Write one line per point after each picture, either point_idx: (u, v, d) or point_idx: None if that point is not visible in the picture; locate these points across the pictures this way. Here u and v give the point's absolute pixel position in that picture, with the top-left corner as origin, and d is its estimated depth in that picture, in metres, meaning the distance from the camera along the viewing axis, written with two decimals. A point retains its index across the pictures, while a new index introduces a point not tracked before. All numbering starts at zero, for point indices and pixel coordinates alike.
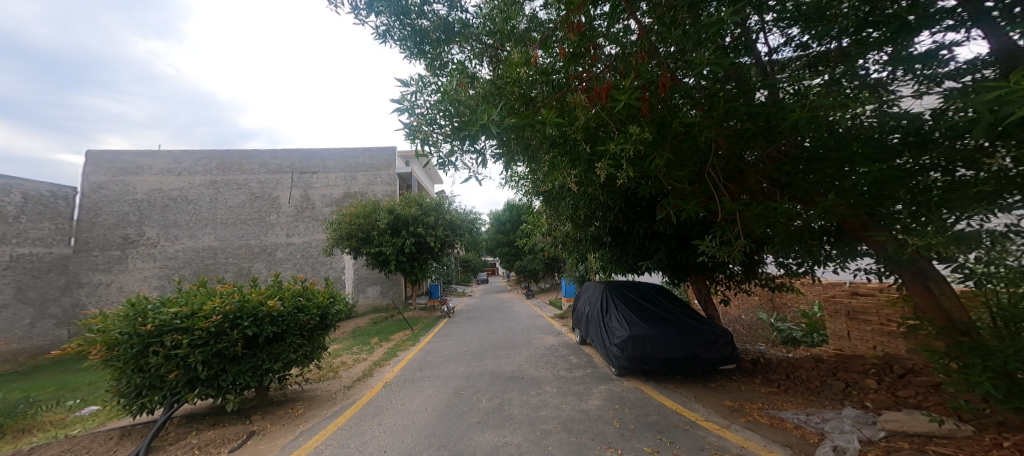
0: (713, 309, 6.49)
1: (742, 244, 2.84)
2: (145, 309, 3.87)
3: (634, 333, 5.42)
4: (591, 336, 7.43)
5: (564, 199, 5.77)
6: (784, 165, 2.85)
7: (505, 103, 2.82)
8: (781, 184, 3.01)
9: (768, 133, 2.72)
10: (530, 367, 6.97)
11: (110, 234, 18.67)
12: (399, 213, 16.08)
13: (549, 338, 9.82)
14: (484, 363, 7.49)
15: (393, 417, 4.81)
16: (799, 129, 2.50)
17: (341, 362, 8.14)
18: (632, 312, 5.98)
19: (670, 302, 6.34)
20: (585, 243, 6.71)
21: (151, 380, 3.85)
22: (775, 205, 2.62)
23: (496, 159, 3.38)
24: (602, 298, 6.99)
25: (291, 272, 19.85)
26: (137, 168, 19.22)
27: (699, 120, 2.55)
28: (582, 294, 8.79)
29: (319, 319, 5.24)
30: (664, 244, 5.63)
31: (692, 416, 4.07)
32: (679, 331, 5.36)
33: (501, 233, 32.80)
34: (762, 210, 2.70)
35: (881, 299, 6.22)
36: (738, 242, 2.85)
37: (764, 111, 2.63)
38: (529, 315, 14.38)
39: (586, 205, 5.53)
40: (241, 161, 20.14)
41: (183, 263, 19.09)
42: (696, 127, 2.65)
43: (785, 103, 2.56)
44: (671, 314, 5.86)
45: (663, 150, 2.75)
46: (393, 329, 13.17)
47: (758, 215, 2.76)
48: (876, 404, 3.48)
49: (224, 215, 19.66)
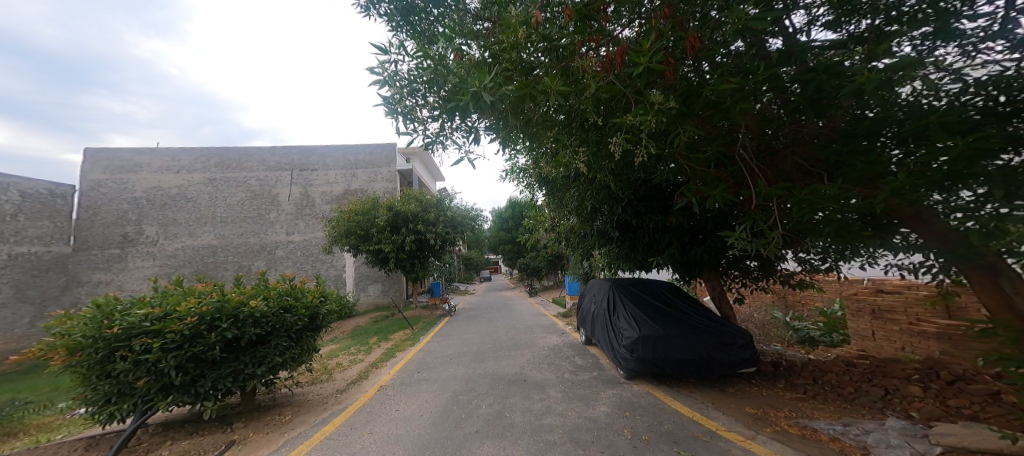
0: (727, 308, 5.95)
1: (779, 235, 2.47)
2: (113, 310, 3.54)
3: (644, 334, 5.06)
4: (597, 336, 7.06)
5: (569, 186, 5.41)
6: (829, 144, 2.46)
7: (502, 71, 2.46)
8: (823, 167, 2.62)
9: (816, 104, 2.31)
10: (533, 370, 6.62)
11: (109, 233, 18.52)
12: (398, 210, 15.76)
13: (553, 337, 9.47)
14: (485, 365, 7.15)
15: (386, 424, 4.48)
16: (860, 97, 2.10)
17: (336, 363, 7.82)
18: (641, 311, 5.61)
19: (681, 301, 5.91)
20: (590, 239, 6.32)
21: (120, 387, 3.54)
22: (824, 188, 2.24)
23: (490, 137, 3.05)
24: (608, 297, 6.63)
25: (291, 270, 19.64)
26: (135, 167, 19.02)
27: (734, 87, 2.16)
28: (587, 292, 8.41)
29: (308, 320, 4.92)
30: (676, 239, 5.25)
31: (712, 425, 3.70)
32: (693, 331, 4.96)
33: (502, 230, 32.50)
34: (807, 194, 2.33)
35: (910, 297, 5.90)
36: (775, 233, 2.48)
37: (813, 77, 2.22)
38: (532, 314, 14.04)
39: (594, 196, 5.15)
40: (240, 158, 19.91)
41: (183, 262, 18.91)
42: (730, 98, 2.27)
43: (841, 66, 2.16)
44: (683, 313, 5.47)
45: (687, 126, 2.39)
46: (393, 328, 12.86)
47: (804, 201, 2.40)
48: (923, 414, 3.11)
49: (223, 213, 19.46)
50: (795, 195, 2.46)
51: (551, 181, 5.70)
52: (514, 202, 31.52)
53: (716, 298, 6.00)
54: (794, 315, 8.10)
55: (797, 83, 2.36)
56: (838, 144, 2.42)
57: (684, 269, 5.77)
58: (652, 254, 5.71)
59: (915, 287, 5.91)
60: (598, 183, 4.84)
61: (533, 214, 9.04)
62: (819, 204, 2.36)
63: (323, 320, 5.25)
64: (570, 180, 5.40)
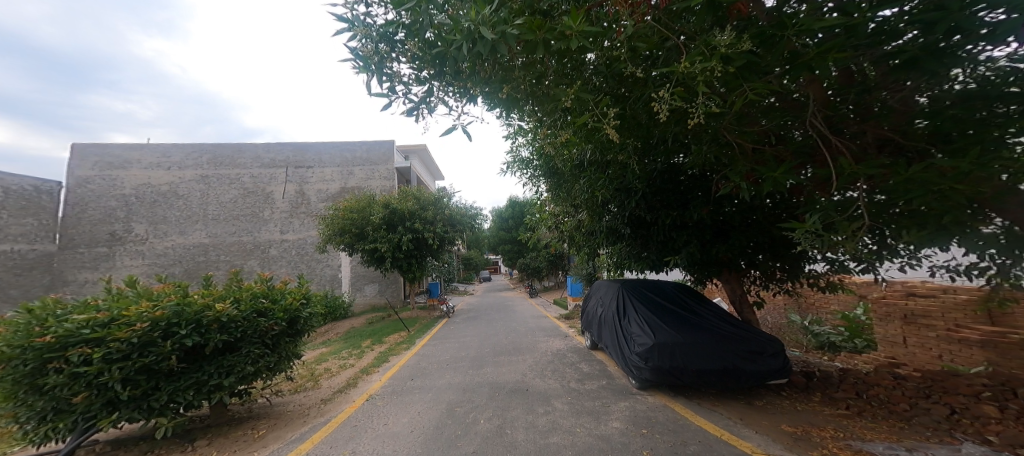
0: (748, 312, 5.41)
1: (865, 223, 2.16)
2: (49, 315, 3.05)
3: (659, 341, 4.56)
4: (604, 341, 6.55)
5: (576, 170, 4.93)
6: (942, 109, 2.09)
7: (508, 10, 2.00)
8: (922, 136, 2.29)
9: (937, 56, 1.91)
10: (535, 378, 6.13)
11: (97, 231, 17.95)
12: (394, 208, 15.20)
13: (556, 341, 8.97)
14: (485, 372, 6.65)
15: (371, 441, 3.96)
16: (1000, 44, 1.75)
17: (326, 369, 7.31)
18: (654, 315, 5.12)
19: (699, 303, 5.44)
20: (599, 237, 5.82)
21: (56, 402, 3.03)
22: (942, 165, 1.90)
23: (492, 100, 2.61)
24: (616, 300, 6.14)
25: (285, 270, 19.07)
26: (125, 163, 18.49)
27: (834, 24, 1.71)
28: (592, 294, 7.91)
29: (286, 325, 4.42)
30: (696, 236, 4.73)
31: (746, 446, 3.20)
32: (714, 337, 4.45)
33: (502, 230, 31.88)
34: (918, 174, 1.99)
35: (948, 301, 5.40)
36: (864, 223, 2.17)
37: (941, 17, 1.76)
38: (534, 316, 13.52)
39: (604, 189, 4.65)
40: (234, 155, 19.39)
41: (173, 261, 18.35)
42: (816, 47, 1.89)
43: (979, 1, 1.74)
44: (700, 317, 4.97)
45: (756, 80, 1.96)
46: (388, 330, 12.34)
47: (911, 180, 2.05)
48: (1005, 439, 2.61)
49: (215, 211, 18.92)
50: (897, 175, 2.10)
51: (557, 165, 5.23)
52: (514, 201, 30.95)
53: (736, 301, 5.47)
54: (812, 319, 7.57)
55: (910, 27, 1.95)
56: (956, 109, 2.04)
57: (703, 271, 5.25)
58: (668, 253, 5.21)
59: (953, 291, 5.43)
60: (610, 170, 4.35)
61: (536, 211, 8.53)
62: (933, 186, 2.00)
63: (305, 324, 4.74)
64: (578, 167, 4.92)
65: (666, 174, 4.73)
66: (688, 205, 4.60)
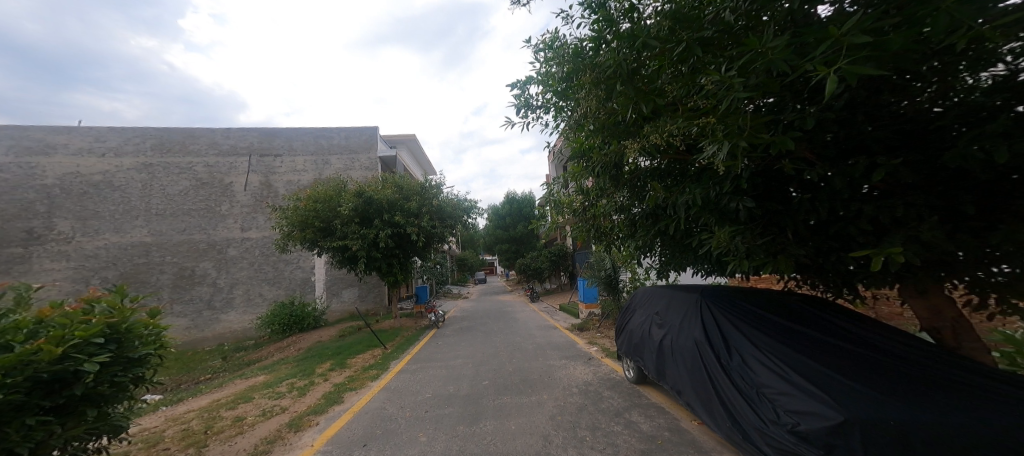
0: (971, 343, 2.91)
1: None
2: None
3: (863, 413, 2.16)
4: (670, 380, 4.14)
5: (671, 66, 2.24)
6: None
7: None
8: None
9: None
10: (567, 447, 3.72)
11: (11, 228, 15.04)
12: (369, 197, 12.52)
13: (578, 367, 6.60)
14: (484, 432, 4.20)
15: None
16: None
17: (234, 420, 4.72)
18: (807, 356, 2.76)
19: (868, 332, 3.06)
20: (681, 216, 3.35)
21: None
22: None
23: None
24: (700, 322, 3.75)
25: (246, 274, 16.33)
26: (48, 147, 15.58)
27: None
28: (633, 307, 5.53)
29: (24, 394, 1.99)
30: (930, 209, 2.26)
31: None
32: (995, 414, 2.09)
33: (499, 228, 29.37)
34: None
35: None
36: None
37: None
38: (541, 326, 11.14)
39: (751, 110, 1.87)
40: (186, 140, 16.65)
41: (107, 263, 15.47)
42: None
43: None
44: (906, 364, 2.62)
45: None
46: (358, 346, 9.83)
47: None
48: None
49: (161, 205, 16.08)
50: None
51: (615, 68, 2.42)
52: (513, 198, 28.86)
53: (943, 331, 3.00)
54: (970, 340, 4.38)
55: None
56: None
57: (887, 282, 2.85)
58: (837, 248, 2.75)
59: None
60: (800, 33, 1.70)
61: (546, 195, 6.11)
62: None
63: (90, 386, 2.28)
64: (682, 63, 2.23)
65: (864, 92, 2.30)
66: (935, 137, 2.19)
